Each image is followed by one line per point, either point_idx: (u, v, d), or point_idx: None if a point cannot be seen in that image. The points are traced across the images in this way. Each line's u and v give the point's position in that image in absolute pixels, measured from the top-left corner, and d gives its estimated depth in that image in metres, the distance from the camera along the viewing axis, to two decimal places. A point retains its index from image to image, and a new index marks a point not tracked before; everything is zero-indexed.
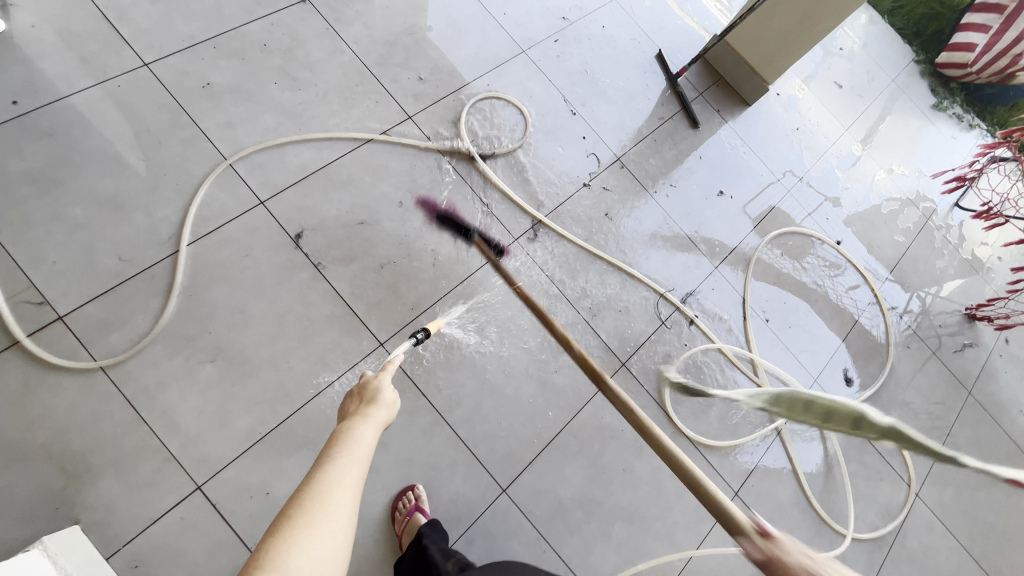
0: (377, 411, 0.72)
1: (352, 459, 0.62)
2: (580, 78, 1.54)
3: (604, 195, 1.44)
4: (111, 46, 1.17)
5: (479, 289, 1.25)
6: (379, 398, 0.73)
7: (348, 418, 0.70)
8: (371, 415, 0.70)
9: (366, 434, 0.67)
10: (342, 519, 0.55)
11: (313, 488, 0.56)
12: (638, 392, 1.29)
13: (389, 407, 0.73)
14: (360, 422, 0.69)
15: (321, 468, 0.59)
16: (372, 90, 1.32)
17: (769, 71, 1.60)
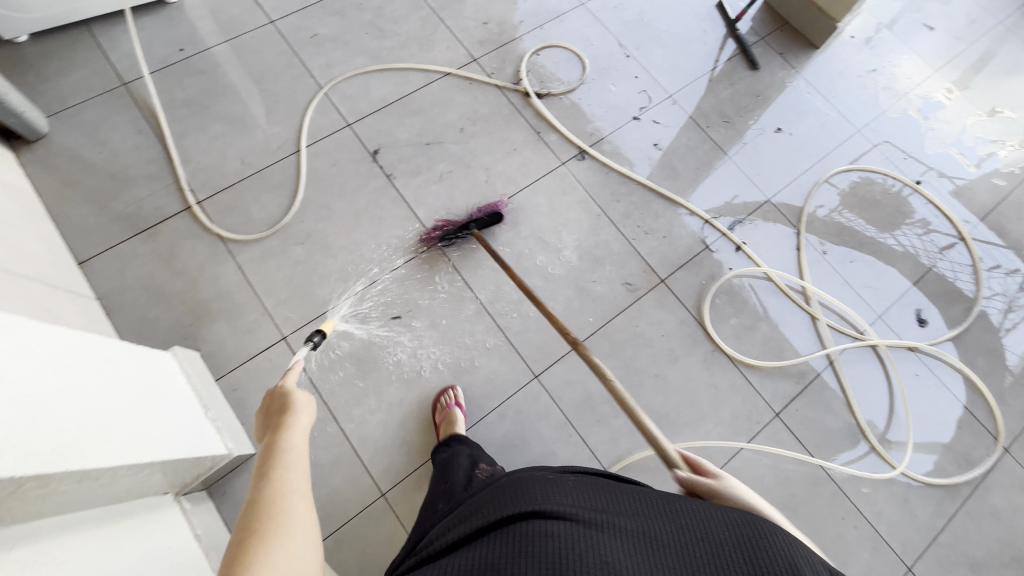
0: (297, 421, 0.79)
1: (293, 465, 0.68)
2: (636, 25, 1.63)
3: (653, 128, 1.50)
4: (248, 8, 1.50)
5: (527, 203, 1.38)
6: (297, 410, 0.80)
7: (273, 436, 0.75)
8: (293, 425, 0.77)
9: (295, 442, 0.74)
10: (303, 522, 0.60)
11: (266, 500, 0.60)
12: (677, 307, 1.32)
13: (309, 416, 0.81)
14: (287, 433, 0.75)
15: (264, 485, 0.63)
16: (444, 38, 1.53)
17: (836, 8, 1.57)
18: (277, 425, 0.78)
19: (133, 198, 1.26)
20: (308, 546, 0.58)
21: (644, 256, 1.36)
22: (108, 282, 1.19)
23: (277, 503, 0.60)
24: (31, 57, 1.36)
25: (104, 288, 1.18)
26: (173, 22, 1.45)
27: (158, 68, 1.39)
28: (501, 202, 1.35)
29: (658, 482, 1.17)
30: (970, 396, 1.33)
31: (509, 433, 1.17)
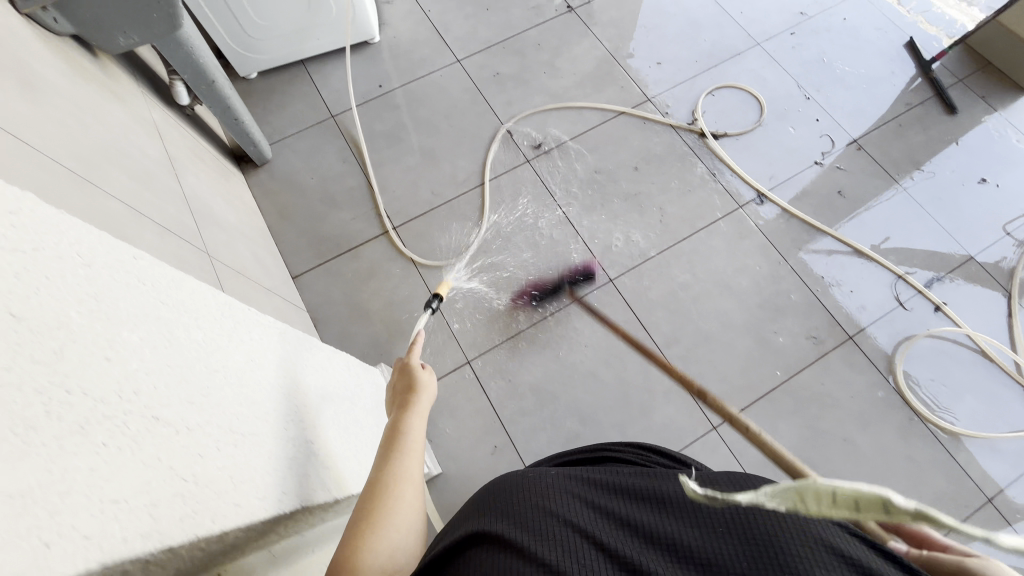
0: (419, 402, 0.76)
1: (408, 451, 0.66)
2: (817, 66, 1.57)
3: (836, 175, 1.44)
4: (437, 48, 1.61)
5: (703, 246, 1.36)
6: (419, 386, 0.77)
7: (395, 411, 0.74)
8: (414, 405, 0.74)
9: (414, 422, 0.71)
10: (407, 513, 0.60)
11: (379, 487, 0.60)
12: (866, 367, 1.24)
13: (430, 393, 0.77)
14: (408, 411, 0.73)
15: (382, 468, 0.63)
16: (619, 78, 1.57)
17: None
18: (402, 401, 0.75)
19: (340, 221, 1.39)
20: (409, 537, 0.58)
21: (829, 309, 1.29)
22: (318, 296, 1.31)
23: (394, 490, 0.60)
24: (258, 91, 1.55)
25: (314, 301, 1.31)
26: (373, 61, 1.60)
27: (361, 102, 1.54)
28: (595, 259, 1.35)
29: None
30: None
31: None
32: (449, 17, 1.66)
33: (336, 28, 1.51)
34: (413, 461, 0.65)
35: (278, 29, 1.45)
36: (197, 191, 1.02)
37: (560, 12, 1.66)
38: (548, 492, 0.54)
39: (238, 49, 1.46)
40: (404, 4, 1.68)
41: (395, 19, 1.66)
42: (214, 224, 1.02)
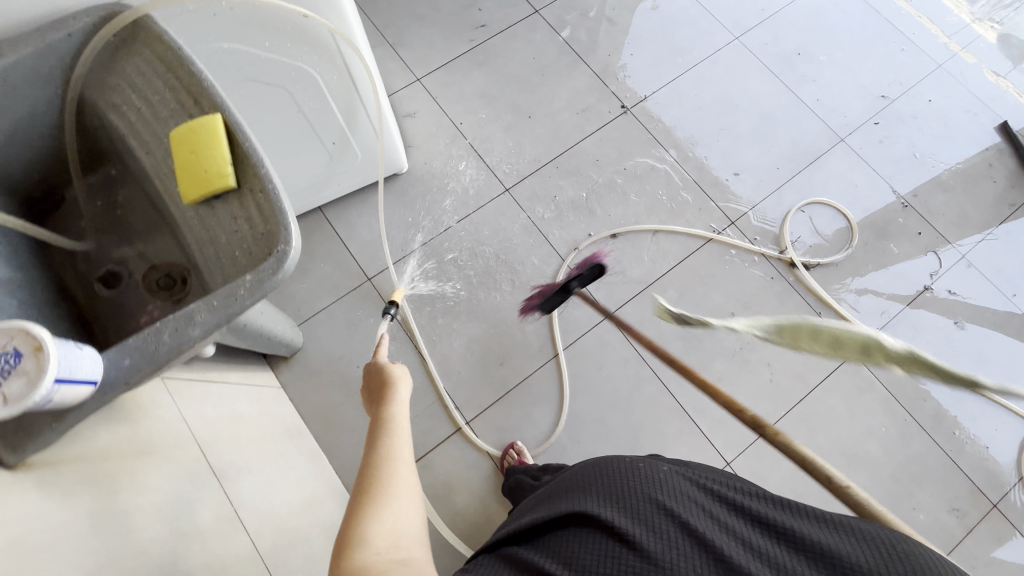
0: (398, 392, 0.79)
1: (398, 438, 0.69)
2: (909, 164, 1.41)
3: (950, 301, 1.29)
4: (479, 174, 1.37)
5: (821, 407, 1.21)
6: (394, 377, 0.80)
7: (376, 405, 0.77)
8: (393, 395, 0.77)
9: (399, 413, 0.74)
10: (409, 489, 0.63)
11: (374, 468, 0.63)
12: (1016, 541, 1.13)
13: (404, 380, 0.81)
14: (388, 404, 0.76)
15: (371, 453, 0.66)
16: (695, 197, 1.36)
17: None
18: (379, 395, 0.79)
19: None
20: (414, 512, 0.61)
21: (967, 474, 1.17)
22: None
23: (386, 473, 0.63)
24: None
25: None
26: (406, 197, 1.34)
27: (401, 256, 1.29)
28: (601, 250, 1.31)
29: None
30: None
31: None
32: (487, 131, 1.41)
33: (362, 173, 1.24)
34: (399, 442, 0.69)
35: (294, 187, 1.17)
36: (259, 504, 0.78)
37: (614, 114, 1.44)
38: (664, 478, 0.59)
39: None
40: (431, 117, 1.41)
41: (424, 137, 1.39)
42: (288, 545, 0.79)
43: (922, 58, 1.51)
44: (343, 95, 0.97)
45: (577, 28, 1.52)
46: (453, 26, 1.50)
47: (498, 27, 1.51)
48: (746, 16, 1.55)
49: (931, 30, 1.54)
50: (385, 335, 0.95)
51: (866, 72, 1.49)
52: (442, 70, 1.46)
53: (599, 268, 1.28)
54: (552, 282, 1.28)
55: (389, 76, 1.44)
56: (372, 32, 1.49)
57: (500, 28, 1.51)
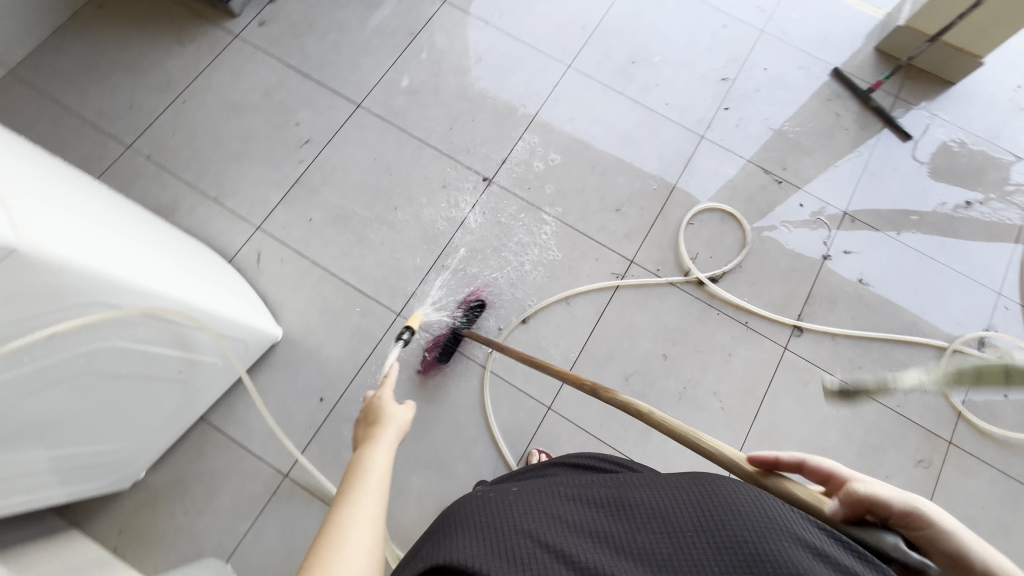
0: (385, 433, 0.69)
1: (371, 489, 0.57)
2: (768, 138, 1.43)
3: (849, 261, 1.33)
4: (363, 309, 1.24)
5: (775, 414, 1.21)
6: (385, 418, 0.71)
7: (360, 446, 0.68)
8: (379, 438, 0.67)
9: (380, 457, 0.64)
10: (369, 550, 0.51)
11: (336, 521, 0.53)
12: (980, 467, 1.18)
13: (399, 420, 0.72)
14: (371, 445, 0.66)
15: (337, 506, 0.55)
16: (588, 248, 1.31)
17: (929, 20, 1.39)
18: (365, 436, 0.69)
19: None
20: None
21: (919, 422, 1.21)
22: None
23: (344, 532, 0.52)
24: (165, 487, 1.11)
25: None
26: (294, 365, 1.19)
27: (311, 434, 1.15)
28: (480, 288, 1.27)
29: None
30: None
31: None
32: (355, 256, 1.27)
33: (229, 369, 1.08)
34: (375, 486, 0.58)
35: (155, 425, 1.00)
36: None
37: (479, 189, 1.34)
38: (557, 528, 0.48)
39: (112, 475, 1.00)
40: (289, 264, 1.26)
41: (290, 289, 1.25)
42: None
43: (745, 28, 1.52)
44: (161, 334, 0.81)
45: (408, 109, 1.41)
46: (276, 153, 1.35)
47: (324, 136, 1.37)
48: (570, 39, 1.49)
49: None
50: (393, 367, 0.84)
51: (700, 60, 1.49)
52: (281, 207, 1.30)
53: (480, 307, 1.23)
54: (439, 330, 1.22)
55: (226, 234, 1.28)
56: (187, 191, 1.30)
57: (327, 138, 1.36)
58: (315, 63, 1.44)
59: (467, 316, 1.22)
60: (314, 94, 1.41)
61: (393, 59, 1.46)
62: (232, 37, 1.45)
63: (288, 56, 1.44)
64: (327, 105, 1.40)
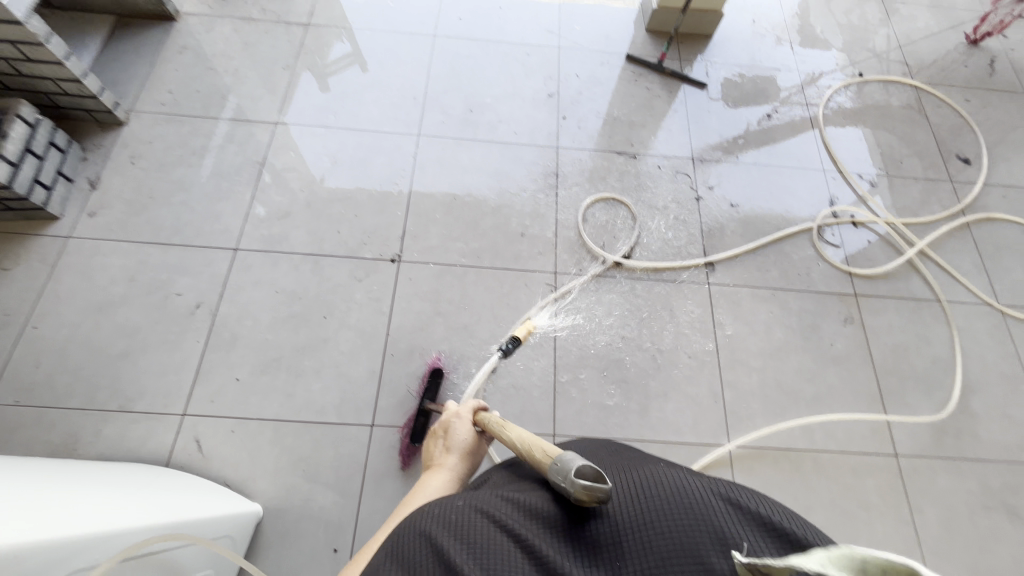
0: (449, 457, 0.81)
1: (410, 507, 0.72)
2: (607, 126, 1.63)
3: (715, 194, 1.55)
4: (335, 438, 1.16)
5: (729, 340, 1.35)
6: (454, 443, 0.83)
7: (432, 467, 0.82)
8: (443, 464, 0.80)
9: (436, 481, 0.77)
10: None
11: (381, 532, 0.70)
12: (883, 301, 1.43)
13: (462, 446, 0.82)
14: (436, 470, 0.80)
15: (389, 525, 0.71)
16: (514, 279, 1.37)
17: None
18: (439, 460, 0.82)
19: None
20: None
21: (828, 291, 1.43)
22: None
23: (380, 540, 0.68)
24: None
25: None
26: (291, 532, 1.09)
27: None
28: (438, 359, 1.26)
29: (1021, 428, 1.29)
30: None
31: (939, 518, 1.19)
32: (302, 392, 1.20)
33: (225, 572, 0.96)
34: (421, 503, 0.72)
35: None
36: None
37: (392, 272, 1.35)
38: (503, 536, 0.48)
39: None
40: (237, 435, 1.15)
41: (248, 459, 1.14)
42: None
43: (544, 50, 1.74)
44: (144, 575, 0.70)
45: (287, 232, 1.38)
46: (169, 332, 1.24)
47: (214, 293, 1.29)
48: (408, 112, 1.59)
49: (530, 27, 1.78)
50: (472, 405, 0.87)
51: (523, 87, 1.66)
52: (199, 382, 1.20)
53: (439, 374, 1.21)
54: (410, 411, 1.20)
55: (150, 439, 1.14)
56: (84, 416, 1.15)
57: (218, 294, 1.29)
58: (170, 229, 1.36)
59: (430, 388, 1.20)
60: (183, 258, 1.33)
61: (250, 193, 1.43)
62: (64, 240, 1.32)
63: (136, 233, 1.35)
64: (203, 263, 1.33)
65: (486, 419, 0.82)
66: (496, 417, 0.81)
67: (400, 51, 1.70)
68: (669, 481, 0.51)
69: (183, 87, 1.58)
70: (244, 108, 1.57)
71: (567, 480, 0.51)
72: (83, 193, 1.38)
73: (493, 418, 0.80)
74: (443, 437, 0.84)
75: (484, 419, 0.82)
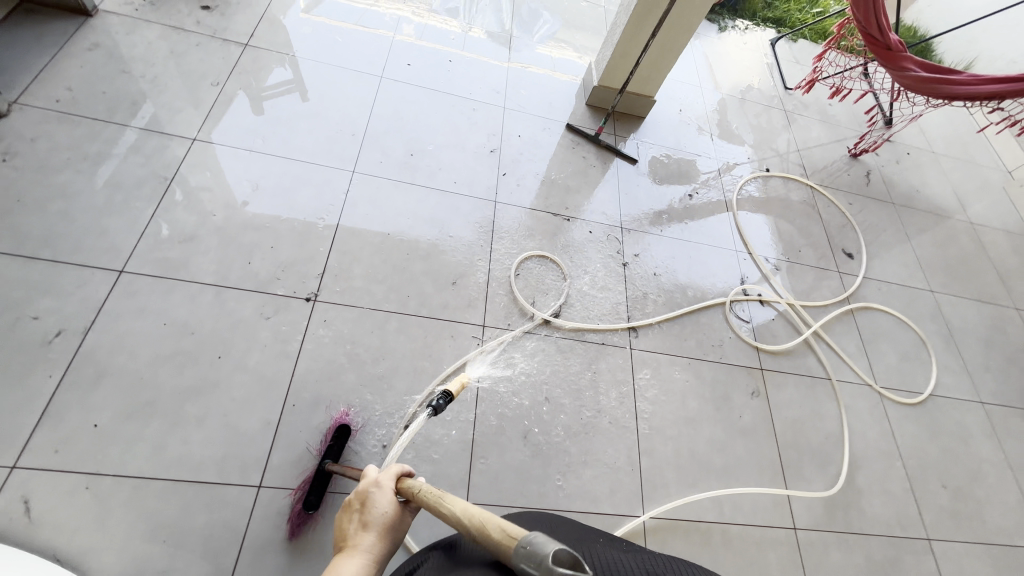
0: (365, 536, 0.68)
1: None
2: (545, 187, 1.68)
3: (641, 262, 1.62)
4: (211, 501, 1.00)
5: (648, 406, 1.37)
6: (371, 518, 0.70)
7: (340, 549, 0.68)
8: (356, 545, 0.67)
9: (349, 568, 0.63)
10: None
11: None
12: (784, 377, 1.53)
13: (381, 523, 0.70)
14: (348, 552, 0.66)
15: None
16: (439, 330, 1.31)
17: (612, 79, 1.87)
18: (350, 540, 0.69)
19: None
20: None
21: (737, 363, 1.51)
22: None
23: None
24: None
25: None
26: None
27: None
28: (346, 412, 1.14)
29: (897, 503, 1.40)
30: (903, 275, 1.88)
31: None
32: (176, 444, 1.03)
33: None
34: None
35: None
36: None
37: (306, 312, 1.24)
38: None
39: None
40: (82, 495, 0.95)
41: (93, 525, 0.93)
42: None
43: (490, 107, 1.79)
44: None
45: (189, 257, 1.24)
46: (13, 363, 1.03)
47: (83, 320, 1.10)
48: (345, 147, 1.53)
49: (478, 84, 1.83)
50: (395, 471, 0.76)
51: (466, 139, 1.68)
52: (42, 427, 0.99)
53: (345, 431, 1.09)
54: (307, 473, 1.06)
55: None
56: None
57: (87, 321, 1.10)
58: (40, 240, 1.17)
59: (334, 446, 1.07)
60: (49, 276, 1.13)
61: (150, 210, 1.28)
62: None
63: None
64: (75, 283, 1.14)
65: (414, 487, 0.72)
66: (425, 484, 0.72)
67: (344, 87, 1.67)
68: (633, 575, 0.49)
69: (86, 86, 1.42)
70: (158, 118, 1.43)
71: (544, 569, 0.45)
72: None
73: (423, 486, 0.71)
74: (359, 510, 0.71)
75: (412, 488, 0.72)
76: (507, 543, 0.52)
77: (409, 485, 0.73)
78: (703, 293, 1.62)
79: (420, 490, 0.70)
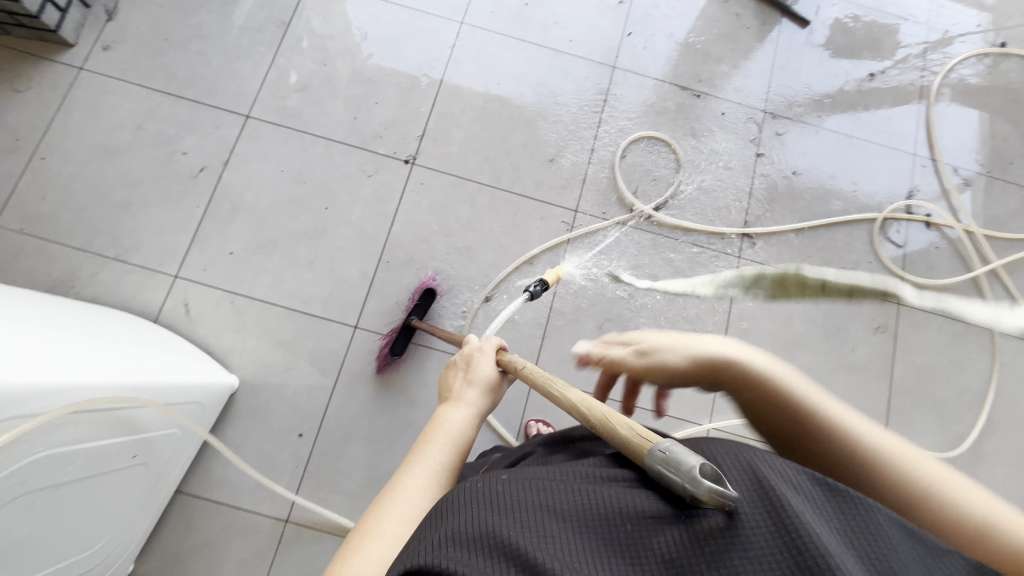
0: (469, 393, 0.70)
1: (434, 451, 0.61)
2: (678, 53, 1.41)
3: (779, 158, 1.36)
4: (318, 332, 1.16)
5: (742, 321, 1.25)
6: (475, 379, 0.72)
7: (445, 400, 0.71)
8: (462, 401, 0.69)
9: (457, 420, 0.66)
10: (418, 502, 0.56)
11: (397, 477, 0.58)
12: (928, 318, 1.28)
13: (486, 384, 0.72)
14: (455, 404, 0.69)
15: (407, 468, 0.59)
16: (530, 209, 1.27)
17: None
18: (453, 394, 0.71)
19: None
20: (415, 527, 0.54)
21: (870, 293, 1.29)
22: None
23: (399, 483, 0.57)
24: (160, 569, 1.05)
25: None
26: (262, 408, 1.13)
27: (303, 472, 1.10)
28: (432, 275, 1.21)
29: None
30: None
31: None
32: (292, 279, 1.18)
33: (191, 434, 1.02)
34: (448, 444, 0.62)
35: (130, 516, 0.94)
36: None
37: (404, 175, 1.26)
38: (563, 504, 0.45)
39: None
40: (224, 308, 1.16)
41: (233, 332, 1.15)
42: None
43: None
44: (95, 425, 0.74)
45: (304, 108, 1.29)
46: (170, 191, 1.21)
47: (219, 159, 1.24)
48: None
49: None
50: (495, 345, 0.77)
51: None
52: (194, 248, 1.19)
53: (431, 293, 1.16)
54: (395, 323, 1.18)
55: (143, 293, 1.16)
56: (83, 257, 1.17)
57: (223, 161, 1.24)
58: (184, 80, 1.28)
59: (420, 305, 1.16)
60: (193, 115, 1.26)
61: (270, 56, 1.32)
62: (76, 71, 1.26)
63: (149, 79, 1.27)
64: (212, 123, 1.26)
65: (522, 365, 0.72)
66: (528, 362, 0.73)
67: None
68: (769, 460, 0.45)
69: None
70: None
71: (686, 479, 0.41)
72: (99, 21, 1.29)
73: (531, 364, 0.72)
74: (463, 370, 0.73)
75: (517, 364, 0.73)
76: (638, 447, 0.48)
77: (513, 361, 0.73)
78: (850, 204, 1.34)
79: (525, 369, 0.71)
